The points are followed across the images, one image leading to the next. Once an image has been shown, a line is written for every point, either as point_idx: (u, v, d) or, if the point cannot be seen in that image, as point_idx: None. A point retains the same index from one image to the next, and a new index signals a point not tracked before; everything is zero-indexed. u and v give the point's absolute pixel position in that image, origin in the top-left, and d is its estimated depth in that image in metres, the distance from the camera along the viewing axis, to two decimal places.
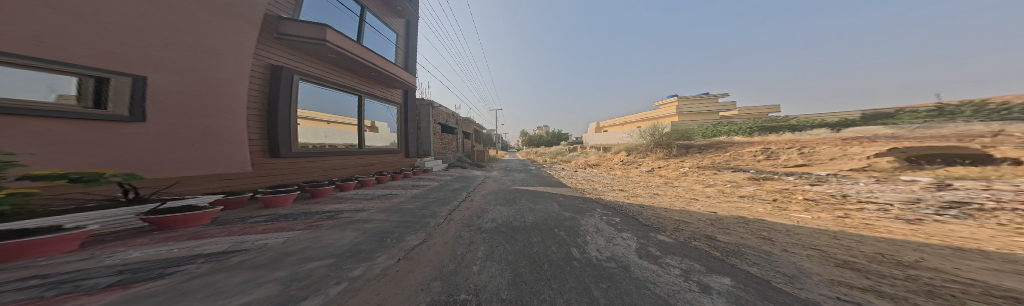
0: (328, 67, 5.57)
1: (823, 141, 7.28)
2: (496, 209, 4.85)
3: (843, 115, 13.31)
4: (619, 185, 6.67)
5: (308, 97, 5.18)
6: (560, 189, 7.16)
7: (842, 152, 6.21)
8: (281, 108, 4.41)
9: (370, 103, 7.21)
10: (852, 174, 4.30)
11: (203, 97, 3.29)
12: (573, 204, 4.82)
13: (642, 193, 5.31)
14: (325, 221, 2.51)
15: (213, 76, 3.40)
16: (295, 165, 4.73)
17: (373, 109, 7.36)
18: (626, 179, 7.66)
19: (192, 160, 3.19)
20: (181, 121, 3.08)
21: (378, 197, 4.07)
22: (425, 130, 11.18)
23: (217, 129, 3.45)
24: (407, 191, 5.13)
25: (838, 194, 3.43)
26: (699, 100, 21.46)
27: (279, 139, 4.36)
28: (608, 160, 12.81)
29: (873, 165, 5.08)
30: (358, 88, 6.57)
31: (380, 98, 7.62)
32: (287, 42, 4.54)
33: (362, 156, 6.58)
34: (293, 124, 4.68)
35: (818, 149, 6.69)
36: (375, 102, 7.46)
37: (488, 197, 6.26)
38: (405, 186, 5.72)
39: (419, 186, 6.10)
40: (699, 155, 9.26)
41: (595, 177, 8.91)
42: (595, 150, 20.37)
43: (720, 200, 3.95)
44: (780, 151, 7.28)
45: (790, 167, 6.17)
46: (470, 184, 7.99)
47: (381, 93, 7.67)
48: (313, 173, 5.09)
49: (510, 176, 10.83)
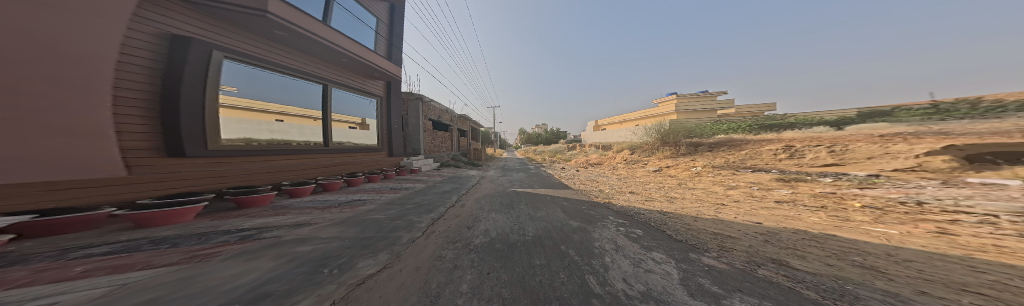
0: (276, 48, 4.74)
1: (857, 139, 6.83)
2: (490, 217, 4.14)
3: (839, 113, 12.90)
4: (627, 187, 6.06)
5: (245, 83, 4.30)
6: (563, 191, 6.53)
7: (882, 151, 5.65)
8: (188, 93, 3.42)
9: (341, 94, 6.42)
10: (902, 176, 3.75)
11: (58, 70, 2.24)
12: (580, 211, 4.13)
13: (657, 197, 4.69)
14: (231, 247, 1.70)
15: (75, 41, 2.35)
16: (218, 167, 3.87)
17: (346, 102, 6.61)
18: (633, 179, 7.05)
19: (22, 164, 2.10)
20: (21, 105, 2.04)
21: (343, 205, 3.27)
22: (413, 126, 10.32)
23: (75, 117, 2.38)
24: (386, 196, 4.34)
25: (910, 201, 2.84)
26: (697, 98, 21.24)
27: (188, 133, 3.41)
28: (610, 158, 12.31)
29: (925, 165, 4.69)
30: (319, 76, 5.71)
31: (354, 89, 6.80)
32: (206, 9, 3.64)
33: (328, 154, 5.88)
34: (212, 114, 3.74)
35: (852, 146, 6.19)
36: (348, 93, 6.65)
37: (482, 201, 5.53)
38: (383, 189, 4.92)
39: (401, 188, 5.29)
40: (707, 155, 8.75)
41: (599, 177, 8.28)
42: (596, 148, 19.94)
43: (755, 207, 3.34)
44: (806, 149, 6.82)
45: (820, 168, 5.77)
46: (463, 186, 7.23)
47: (354, 84, 6.81)
48: (248, 177, 4.25)
49: (507, 176, 10.11)
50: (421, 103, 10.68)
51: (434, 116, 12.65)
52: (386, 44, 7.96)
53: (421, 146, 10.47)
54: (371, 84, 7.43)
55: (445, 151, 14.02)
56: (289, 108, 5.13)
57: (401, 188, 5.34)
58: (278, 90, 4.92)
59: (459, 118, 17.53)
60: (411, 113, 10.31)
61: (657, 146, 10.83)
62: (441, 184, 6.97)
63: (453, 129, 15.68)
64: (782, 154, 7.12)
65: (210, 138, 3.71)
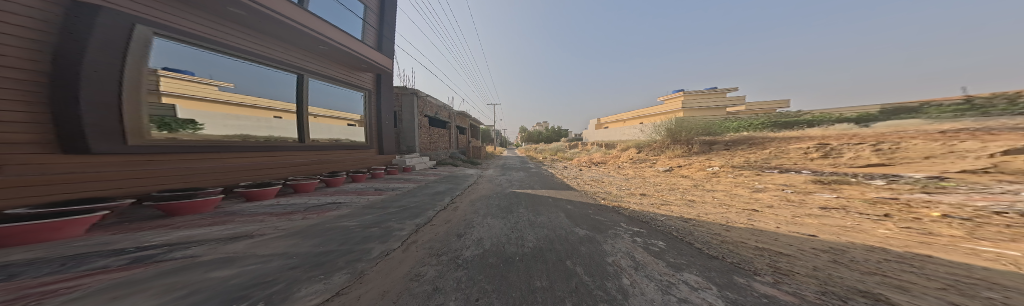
0: (240, 32, 4.47)
1: (904, 137, 6.07)
2: (486, 223, 3.72)
3: (860, 110, 12.18)
4: (636, 188, 5.53)
5: (193, 65, 3.99)
6: (565, 192, 6.06)
7: (946, 148, 4.92)
8: (94, 75, 2.79)
9: (321, 86, 6.35)
10: (979, 181, 3.16)
11: None
12: (585, 217, 3.69)
13: (671, 200, 4.17)
14: (100, 277, 1.11)
15: None
16: (161, 165, 3.51)
17: (328, 95, 6.58)
18: (642, 180, 6.51)
19: None
20: None
21: (315, 210, 2.83)
22: (408, 123, 9.92)
23: None
24: (370, 197, 3.89)
25: (1006, 210, 2.29)
26: (704, 95, 20.53)
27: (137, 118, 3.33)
28: (614, 157, 11.78)
29: (1002, 165, 3.89)
30: (296, 65, 5.56)
31: (337, 81, 6.69)
32: None
33: (297, 151, 5.59)
34: (137, 100, 3.28)
35: (907, 144, 5.45)
36: (328, 85, 6.54)
37: (477, 202, 5.11)
38: (368, 189, 4.47)
39: (389, 189, 4.84)
40: (722, 155, 8.17)
41: (604, 177, 7.74)
42: (599, 147, 19.42)
43: (797, 214, 2.81)
44: (843, 148, 6.21)
45: (859, 168, 5.27)
46: (459, 186, 6.77)
47: (336, 75, 6.69)
48: (201, 177, 3.91)
49: (507, 175, 9.65)
50: (416, 98, 10.27)
51: (431, 113, 12.22)
52: (375, 35, 7.60)
53: (416, 144, 10.09)
54: (355, 76, 7.33)
55: (443, 149, 13.59)
56: (280, 104, 5.47)
57: (390, 188, 4.89)
58: (242, 78, 4.69)
59: (458, 115, 17.10)
60: (405, 108, 9.92)
61: (666, 144, 10.27)
62: (434, 184, 6.52)
63: (451, 126, 15.27)
64: (811, 155, 6.51)
65: (129, 131, 3.17)
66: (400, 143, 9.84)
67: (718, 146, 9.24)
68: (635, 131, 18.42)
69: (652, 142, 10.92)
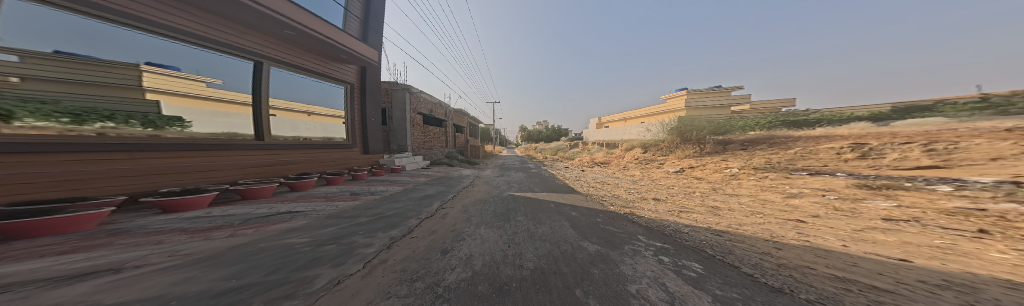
0: (182, 10, 4.00)
1: (961, 135, 5.47)
2: (478, 235, 3.25)
3: (872, 109, 11.68)
4: (647, 192, 4.99)
5: (124, 49, 3.58)
6: (568, 196, 5.56)
7: (1009, 149, 4.39)
8: None
9: (296, 78, 6.14)
10: None
11: None
12: (591, 229, 3.31)
13: (691, 206, 3.62)
14: None
15: None
16: (128, 165, 3.44)
17: (303, 89, 6.35)
18: (652, 182, 5.98)
19: None
20: None
21: (270, 221, 2.33)
22: (400, 121, 9.40)
23: None
24: (339, 203, 3.32)
25: None
26: (708, 94, 20.12)
27: (113, 113, 3.46)
28: (618, 157, 11.32)
29: None
30: (264, 54, 5.29)
31: (315, 74, 6.50)
32: None
33: (258, 149, 5.15)
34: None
35: (969, 144, 4.86)
36: (307, 78, 6.37)
37: (472, 208, 4.59)
38: (341, 193, 3.89)
39: (368, 192, 4.26)
40: (735, 157, 7.65)
41: (610, 179, 7.21)
42: (601, 146, 18.99)
43: (857, 226, 2.22)
44: (887, 148, 5.70)
45: (906, 170, 4.82)
46: (452, 188, 6.21)
47: (316, 67, 6.50)
48: (168, 177, 3.84)
49: (505, 176, 9.12)
50: (408, 93, 9.75)
51: (426, 110, 11.68)
52: (359, 26, 7.23)
53: (408, 142, 9.58)
54: (337, 69, 7.10)
55: (439, 148, 13.02)
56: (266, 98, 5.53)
57: (369, 191, 4.30)
58: (195, 65, 4.36)
59: (455, 114, 16.59)
60: (397, 105, 9.40)
61: (676, 144, 9.77)
62: (425, 186, 5.94)
63: (448, 125, 14.78)
64: (846, 156, 6.00)
65: None
66: (390, 142, 9.34)
67: (731, 147, 8.75)
68: (639, 131, 17.93)
69: (660, 141, 10.43)
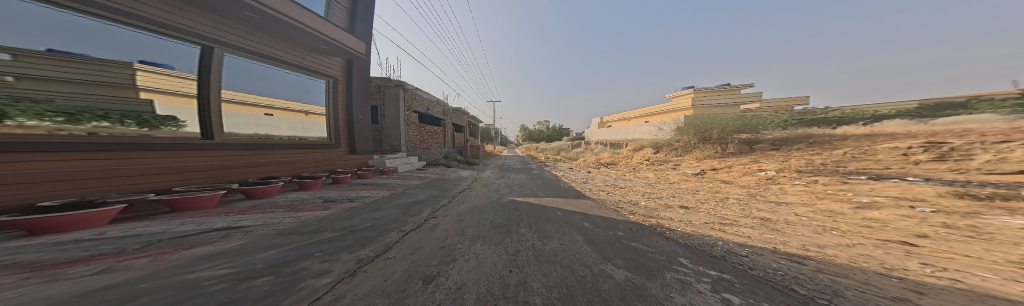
0: None
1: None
2: (476, 253, 2.71)
3: (898, 106, 10.93)
4: (669, 198, 4.33)
5: (108, 46, 3.37)
6: (577, 201, 4.95)
7: None
8: None
9: (271, 71, 5.64)
10: None
11: None
12: (610, 246, 2.71)
13: (735, 217, 2.94)
14: None
15: None
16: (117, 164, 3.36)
17: (280, 83, 5.88)
18: (671, 186, 5.32)
19: None
20: None
21: (191, 244, 1.69)
22: (393, 119, 8.89)
23: None
24: (302, 214, 2.67)
25: None
26: (716, 91, 19.42)
27: (106, 112, 3.36)
28: (626, 158, 10.70)
29: None
30: (232, 43, 4.75)
31: (294, 66, 6.00)
32: None
33: (215, 149, 4.47)
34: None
35: None
36: (285, 71, 5.90)
37: (467, 217, 4.03)
38: (310, 199, 3.25)
39: (345, 198, 3.63)
40: (759, 159, 6.97)
41: (622, 182, 6.57)
42: (606, 146, 18.31)
43: (1008, 254, 1.55)
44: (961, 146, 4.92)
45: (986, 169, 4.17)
46: (446, 192, 5.61)
47: (294, 60, 5.99)
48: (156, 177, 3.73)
49: (506, 178, 8.52)
50: (402, 90, 9.23)
51: (422, 108, 11.14)
52: (344, 14, 6.70)
53: (402, 142, 9.05)
54: (317, 62, 6.57)
55: (436, 149, 12.44)
56: (267, 99, 5.63)
57: (346, 198, 3.65)
58: (164, 57, 3.99)
59: (455, 112, 16.08)
60: (390, 102, 8.87)
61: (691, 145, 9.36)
62: (416, 190, 5.33)
63: (447, 124, 14.24)
64: (921, 158, 5.04)
65: None
66: (383, 142, 8.82)
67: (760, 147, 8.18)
68: (646, 130, 17.28)
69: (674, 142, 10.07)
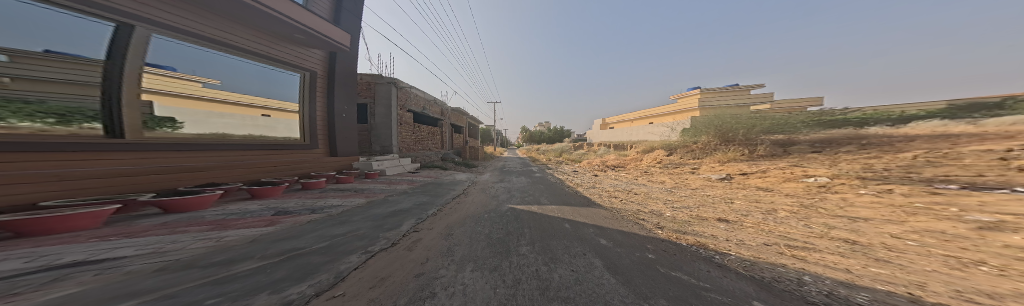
0: None
1: None
2: (464, 283, 2.01)
3: (922, 107, 10.28)
4: (699, 207, 3.61)
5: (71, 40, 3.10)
6: (587, 211, 4.26)
7: None
8: None
9: (230, 61, 4.94)
10: None
11: None
12: (642, 275, 2.02)
13: (804, 236, 2.20)
14: None
15: None
16: (104, 165, 3.38)
17: (242, 74, 5.20)
18: (695, 192, 4.61)
19: None
20: None
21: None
22: (383, 118, 8.31)
23: None
24: (228, 235, 1.86)
25: None
26: (723, 92, 18.76)
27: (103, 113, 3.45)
28: (634, 160, 10.02)
29: None
30: (176, 27, 4.03)
31: (258, 56, 5.30)
32: None
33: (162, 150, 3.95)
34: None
35: None
36: (245, 61, 5.16)
37: (455, 231, 3.37)
38: (254, 211, 2.56)
39: (306, 208, 2.96)
40: (792, 164, 6.19)
41: (634, 187, 5.87)
42: (610, 148, 17.68)
43: None
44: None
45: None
46: (437, 198, 4.95)
47: (257, 48, 5.25)
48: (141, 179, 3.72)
49: (506, 181, 7.85)
50: (395, 88, 8.65)
51: (417, 107, 10.58)
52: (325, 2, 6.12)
53: (393, 143, 8.46)
54: (288, 52, 5.88)
55: (432, 150, 11.84)
56: (272, 102, 5.77)
57: (307, 208, 2.96)
58: (86, 40, 3.23)
59: (453, 113, 15.53)
60: (381, 100, 8.32)
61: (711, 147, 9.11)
62: (402, 196, 4.66)
63: (445, 125, 13.67)
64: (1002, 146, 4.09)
65: None
66: (373, 143, 8.26)
67: (798, 150, 7.48)
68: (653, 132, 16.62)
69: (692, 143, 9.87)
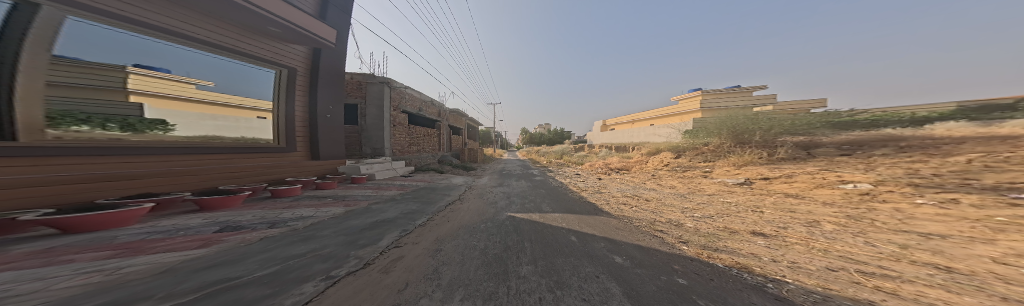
0: None
1: None
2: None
3: (933, 108, 9.98)
4: (723, 216, 3.16)
5: None
6: (594, 221, 3.80)
7: None
8: None
9: (191, 54, 4.48)
10: None
11: None
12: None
13: (874, 259, 1.69)
14: None
15: None
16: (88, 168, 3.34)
17: (206, 69, 4.74)
18: (713, 199, 4.16)
19: None
20: None
21: None
22: (375, 119, 7.89)
23: None
24: (130, 264, 1.41)
25: None
26: (725, 94, 18.51)
27: (90, 116, 3.46)
28: (639, 163, 9.61)
29: None
30: (116, 13, 3.48)
31: (224, 50, 4.85)
32: None
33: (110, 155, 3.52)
34: None
35: None
36: (207, 54, 4.68)
37: (443, 246, 2.91)
38: (189, 227, 2.09)
39: (257, 222, 2.46)
40: (818, 168, 5.72)
41: (643, 192, 5.43)
42: (612, 150, 17.32)
43: None
44: None
45: None
46: (428, 205, 4.49)
47: (221, 41, 4.78)
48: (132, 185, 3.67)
49: (505, 185, 7.40)
50: (387, 88, 8.25)
51: (412, 108, 10.16)
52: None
53: (385, 145, 8.04)
54: (260, 47, 5.45)
55: (429, 152, 11.39)
56: (249, 100, 5.49)
57: (258, 221, 2.47)
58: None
59: (451, 114, 15.14)
60: (373, 100, 7.92)
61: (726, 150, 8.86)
62: (388, 204, 4.17)
63: (442, 127, 13.29)
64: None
65: None
66: (363, 145, 7.83)
67: (823, 152, 6.94)
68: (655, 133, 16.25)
69: (703, 145, 9.64)
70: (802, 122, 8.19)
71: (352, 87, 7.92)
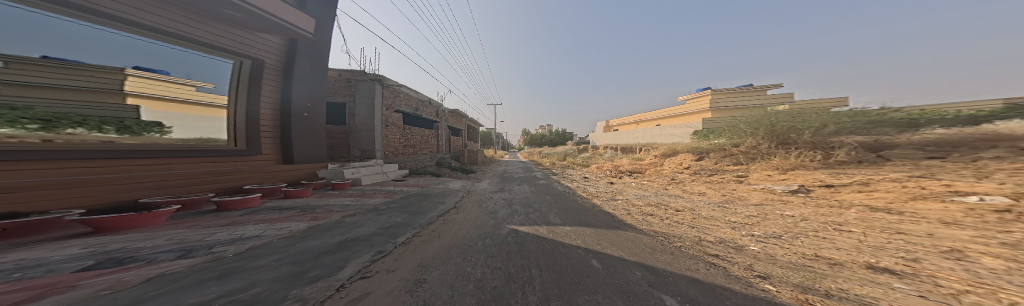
0: None
1: None
2: None
3: (980, 106, 9.05)
4: (800, 238, 2.36)
5: None
6: (619, 239, 3.05)
7: None
8: None
9: (139, 43, 3.83)
10: None
11: None
12: None
13: None
14: None
15: None
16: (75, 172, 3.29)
17: (157, 60, 4.10)
18: (766, 211, 3.36)
19: None
20: None
21: None
22: (365, 119, 7.29)
23: None
24: None
25: None
26: (738, 93, 17.64)
27: (86, 118, 3.42)
28: (652, 166, 8.82)
29: None
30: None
31: (179, 38, 4.21)
32: None
33: (42, 160, 3.03)
34: None
35: None
36: (157, 43, 4.03)
37: (431, 278, 2.12)
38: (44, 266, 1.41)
39: (166, 251, 1.77)
40: (905, 176, 4.77)
41: (668, 200, 4.64)
42: (618, 151, 16.46)
43: None
44: None
45: None
46: (415, 216, 3.76)
47: (170, 26, 4.10)
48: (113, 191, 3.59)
49: (506, 191, 6.66)
50: (378, 86, 7.61)
51: (408, 108, 9.55)
52: None
53: (376, 147, 7.44)
54: (221, 34, 4.79)
55: (426, 155, 10.73)
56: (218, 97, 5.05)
57: (166, 250, 1.78)
58: None
59: (450, 114, 14.52)
60: (363, 99, 7.32)
61: (763, 150, 8.31)
62: (367, 216, 3.45)
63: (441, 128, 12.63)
64: None
65: None
66: (352, 147, 7.26)
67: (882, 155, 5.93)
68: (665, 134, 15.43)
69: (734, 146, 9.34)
70: (852, 120, 7.03)
71: (340, 84, 7.36)
